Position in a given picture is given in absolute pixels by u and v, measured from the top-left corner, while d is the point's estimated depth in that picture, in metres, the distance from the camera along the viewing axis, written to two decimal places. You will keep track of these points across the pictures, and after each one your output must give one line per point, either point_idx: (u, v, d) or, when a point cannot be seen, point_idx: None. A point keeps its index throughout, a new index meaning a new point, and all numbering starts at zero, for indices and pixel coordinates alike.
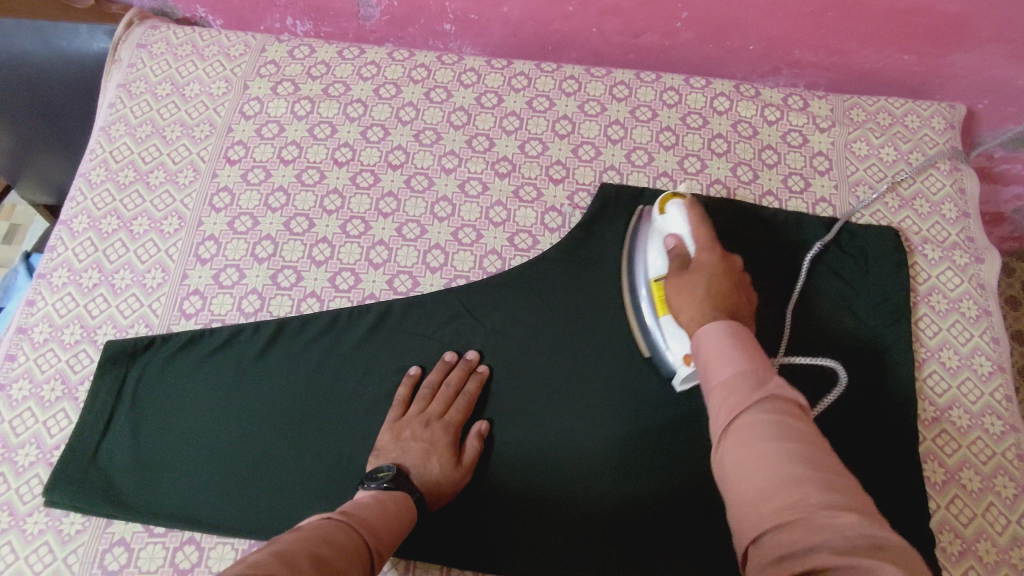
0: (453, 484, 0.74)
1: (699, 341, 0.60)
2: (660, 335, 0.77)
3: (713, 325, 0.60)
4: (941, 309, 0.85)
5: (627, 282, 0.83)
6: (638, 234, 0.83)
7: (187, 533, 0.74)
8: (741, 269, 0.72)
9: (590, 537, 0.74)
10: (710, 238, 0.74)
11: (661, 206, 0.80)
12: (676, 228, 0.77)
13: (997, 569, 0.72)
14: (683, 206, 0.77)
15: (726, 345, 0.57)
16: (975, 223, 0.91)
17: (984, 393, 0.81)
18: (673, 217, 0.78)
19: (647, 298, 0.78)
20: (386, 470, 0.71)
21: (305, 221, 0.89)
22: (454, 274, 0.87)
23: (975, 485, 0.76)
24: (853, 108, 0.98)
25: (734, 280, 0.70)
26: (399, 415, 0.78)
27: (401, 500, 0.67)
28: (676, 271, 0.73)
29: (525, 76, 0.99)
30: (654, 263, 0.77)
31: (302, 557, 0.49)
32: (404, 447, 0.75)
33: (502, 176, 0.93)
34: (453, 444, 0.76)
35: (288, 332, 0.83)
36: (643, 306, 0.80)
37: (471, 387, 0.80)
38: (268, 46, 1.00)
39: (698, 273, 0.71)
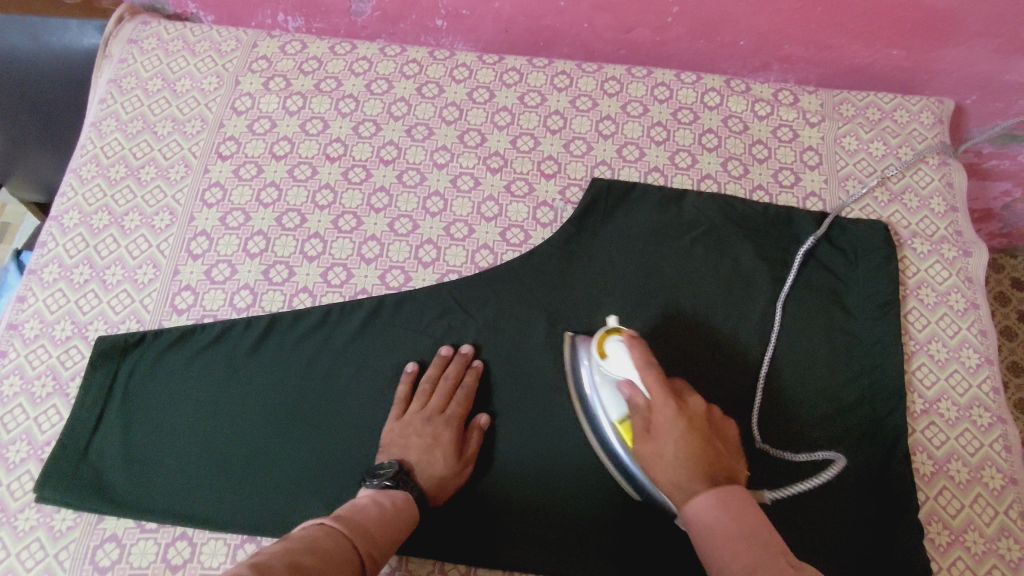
0: (456, 480, 0.75)
1: (694, 524, 0.58)
2: (642, 476, 0.70)
3: (701, 502, 0.57)
4: (930, 303, 0.86)
5: (588, 425, 0.75)
6: (577, 370, 0.77)
7: (179, 529, 0.74)
8: (703, 413, 0.64)
9: (587, 534, 0.74)
10: (662, 379, 0.66)
11: (600, 348, 0.74)
12: (621, 369, 0.70)
13: (985, 559, 0.73)
14: (621, 343, 0.72)
15: (726, 524, 0.55)
16: (963, 217, 0.92)
17: (972, 386, 0.82)
18: (617, 359, 0.71)
19: (619, 442, 0.71)
20: (387, 465, 0.72)
21: (297, 217, 0.89)
22: (446, 269, 0.87)
23: (963, 476, 0.77)
24: (843, 103, 0.98)
25: (706, 434, 0.62)
26: (400, 411, 0.78)
27: (400, 500, 0.68)
28: (642, 432, 0.65)
29: (517, 71, 0.99)
30: (611, 410, 0.71)
31: (280, 564, 0.52)
32: (406, 442, 0.76)
33: (494, 171, 0.93)
34: (457, 440, 0.76)
35: (280, 327, 0.83)
36: (614, 449, 0.72)
37: (469, 381, 0.80)
38: (260, 42, 1.00)
39: (663, 436, 0.62)
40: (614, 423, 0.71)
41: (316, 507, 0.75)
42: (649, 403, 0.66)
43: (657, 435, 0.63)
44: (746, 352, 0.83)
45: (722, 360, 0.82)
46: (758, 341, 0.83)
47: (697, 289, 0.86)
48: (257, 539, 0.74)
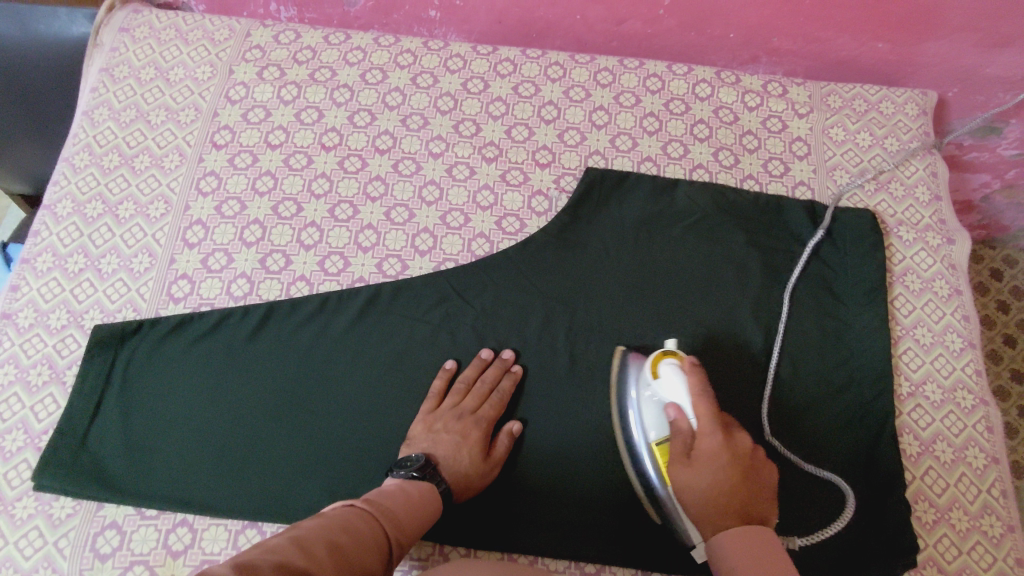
0: (481, 479, 0.75)
1: (715, 549, 0.62)
2: (670, 501, 0.70)
3: (722, 537, 0.61)
4: (915, 289, 0.88)
5: (620, 433, 0.77)
6: (625, 384, 0.78)
7: (179, 516, 0.74)
8: (749, 451, 0.65)
9: (585, 518, 0.75)
10: (711, 412, 0.67)
11: (652, 369, 0.74)
12: (672, 394, 0.71)
13: (969, 535, 0.75)
14: (678, 368, 0.72)
15: (748, 560, 0.59)
16: (946, 206, 0.94)
17: (956, 369, 0.84)
18: (668, 382, 0.72)
19: (651, 465, 0.72)
20: (414, 458, 0.73)
21: (293, 206, 0.89)
22: (443, 257, 0.88)
23: (948, 457, 0.79)
24: (830, 95, 1.00)
25: (743, 469, 0.64)
26: (432, 407, 0.79)
27: (426, 491, 0.68)
28: (677, 455, 0.67)
29: (511, 62, 1.00)
30: (651, 429, 0.72)
31: (319, 543, 0.53)
32: (436, 438, 0.76)
33: (489, 161, 0.94)
34: (485, 440, 0.76)
35: (278, 315, 0.83)
36: (645, 468, 0.73)
37: (504, 385, 0.80)
38: (253, 31, 1.00)
39: (700, 464, 0.64)
40: (652, 444, 0.71)
41: (316, 494, 0.75)
42: (694, 432, 0.67)
43: (699, 468, 0.65)
44: (739, 337, 0.84)
45: (714, 346, 0.84)
46: (751, 326, 0.85)
47: (690, 276, 0.88)
48: (258, 526, 0.74)
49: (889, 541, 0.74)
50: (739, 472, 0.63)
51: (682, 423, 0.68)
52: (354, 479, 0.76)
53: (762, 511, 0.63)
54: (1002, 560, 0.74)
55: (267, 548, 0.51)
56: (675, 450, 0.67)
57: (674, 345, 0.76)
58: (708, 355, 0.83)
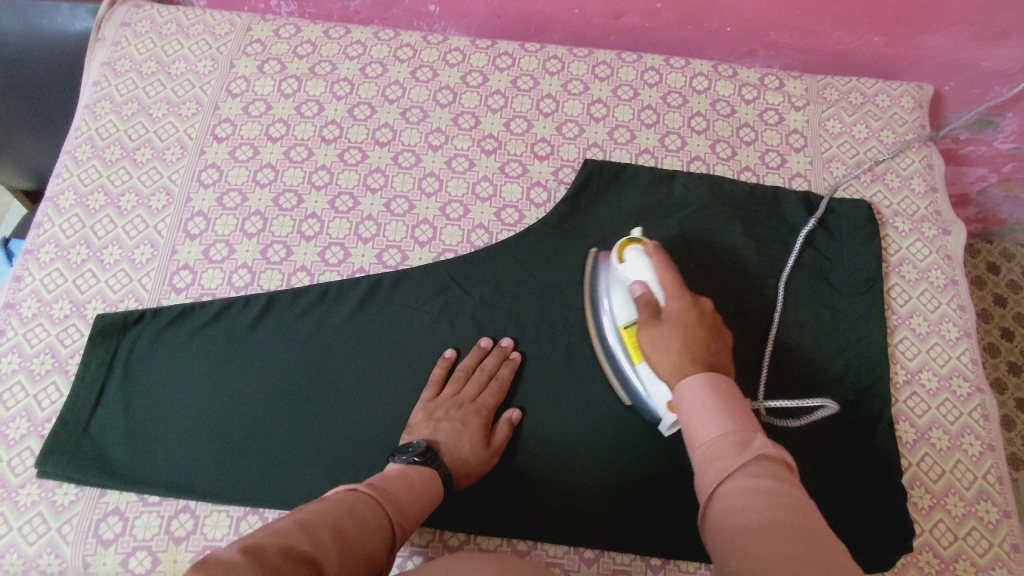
0: (481, 465, 0.75)
1: (682, 397, 0.60)
2: (636, 379, 0.76)
3: (690, 382, 0.60)
4: (911, 279, 0.89)
5: (594, 323, 0.82)
6: (597, 276, 0.83)
7: (182, 502, 0.74)
8: (710, 311, 0.69)
9: (584, 505, 0.76)
10: (676, 283, 0.70)
11: (618, 256, 0.78)
12: (637, 274, 0.75)
13: (964, 521, 0.76)
14: (642, 250, 0.76)
15: (708, 401, 0.58)
16: (942, 197, 0.95)
17: (952, 357, 0.85)
18: (633, 264, 0.75)
19: (619, 346, 0.77)
20: (416, 445, 0.73)
21: (294, 197, 0.90)
22: (442, 248, 0.88)
23: (944, 444, 0.80)
24: (826, 88, 1.01)
25: (708, 326, 0.67)
26: (433, 395, 0.79)
27: (428, 477, 0.69)
28: (646, 319, 0.68)
29: (510, 56, 1.01)
30: (620, 312, 0.77)
31: (324, 528, 0.54)
32: (437, 425, 0.76)
33: (488, 153, 0.94)
34: (486, 427, 0.77)
35: (279, 305, 0.84)
36: (616, 352, 0.78)
37: (503, 373, 0.81)
38: (254, 26, 1.01)
39: (669, 324, 0.66)
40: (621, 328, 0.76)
41: (316, 481, 0.76)
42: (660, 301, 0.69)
43: (667, 328, 0.66)
44: (736, 326, 0.85)
45: None
46: (748, 315, 0.86)
47: (688, 266, 0.88)
48: (259, 512, 0.75)
49: (887, 528, 0.74)
50: (699, 323, 0.66)
51: (647, 296, 0.70)
52: (354, 466, 0.77)
53: (721, 359, 0.65)
54: (997, 546, 0.75)
55: (271, 532, 0.53)
56: (641, 314, 0.69)
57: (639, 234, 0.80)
58: None
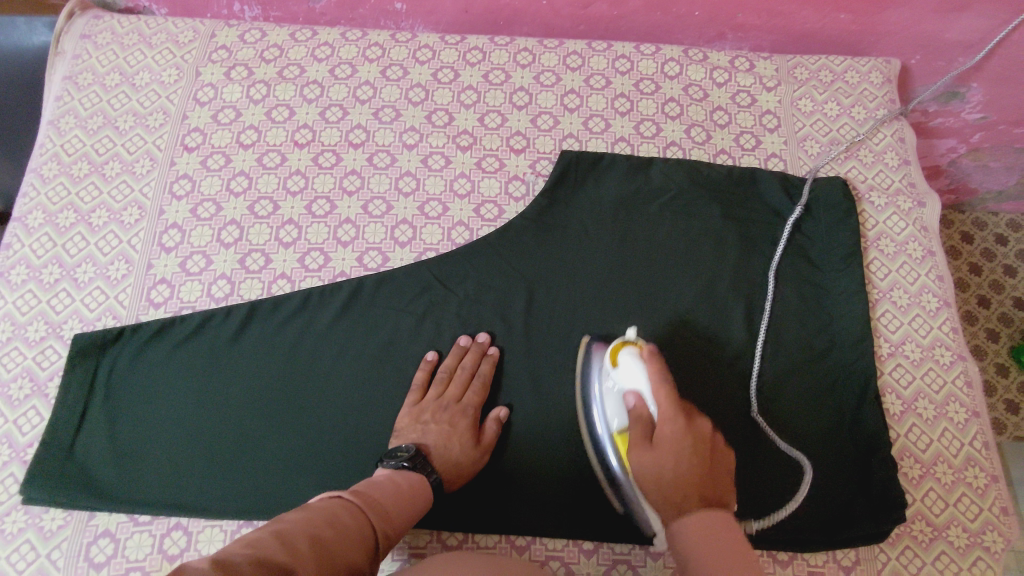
0: (472, 465, 0.75)
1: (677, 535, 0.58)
2: (630, 488, 0.72)
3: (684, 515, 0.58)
4: (890, 252, 0.90)
5: (587, 424, 0.78)
6: (590, 374, 0.79)
7: (173, 519, 0.73)
8: (709, 436, 0.64)
9: (585, 493, 0.76)
10: (671, 398, 0.65)
11: (613, 359, 0.74)
12: (629, 381, 0.71)
13: (954, 488, 0.77)
14: (636, 355, 0.72)
15: (696, 540, 0.56)
16: (916, 169, 0.96)
17: (933, 328, 0.86)
18: (626, 370, 0.71)
19: (613, 451, 0.73)
20: (405, 449, 0.73)
21: (270, 204, 0.89)
22: (424, 247, 0.88)
23: (930, 413, 0.81)
24: (796, 67, 1.02)
25: (707, 455, 0.62)
26: (417, 398, 0.79)
27: (415, 484, 0.69)
28: (639, 438, 0.65)
29: (480, 50, 1.00)
30: (615, 419, 0.72)
31: (302, 537, 0.53)
32: (424, 429, 0.76)
33: (464, 149, 0.94)
34: (473, 426, 0.77)
35: (261, 313, 0.83)
36: (609, 459, 0.74)
37: (484, 370, 0.80)
38: (218, 32, 0.99)
39: (662, 446, 0.62)
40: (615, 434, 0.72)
41: (309, 489, 0.75)
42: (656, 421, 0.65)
43: (659, 454, 0.62)
44: (720, 311, 0.86)
45: (697, 320, 0.85)
46: (731, 298, 0.86)
47: (670, 253, 0.88)
48: (254, 524, 0.74)
49: (879, 497, 0.75)
50: (698, 449, 0.62)
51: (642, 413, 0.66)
52: (348, 471, 0.76)
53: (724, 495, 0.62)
54: (987, 510, 0.76)
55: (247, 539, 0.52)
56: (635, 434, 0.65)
57: (634, 334, 0.76)
58: (691, 329, 0.84)
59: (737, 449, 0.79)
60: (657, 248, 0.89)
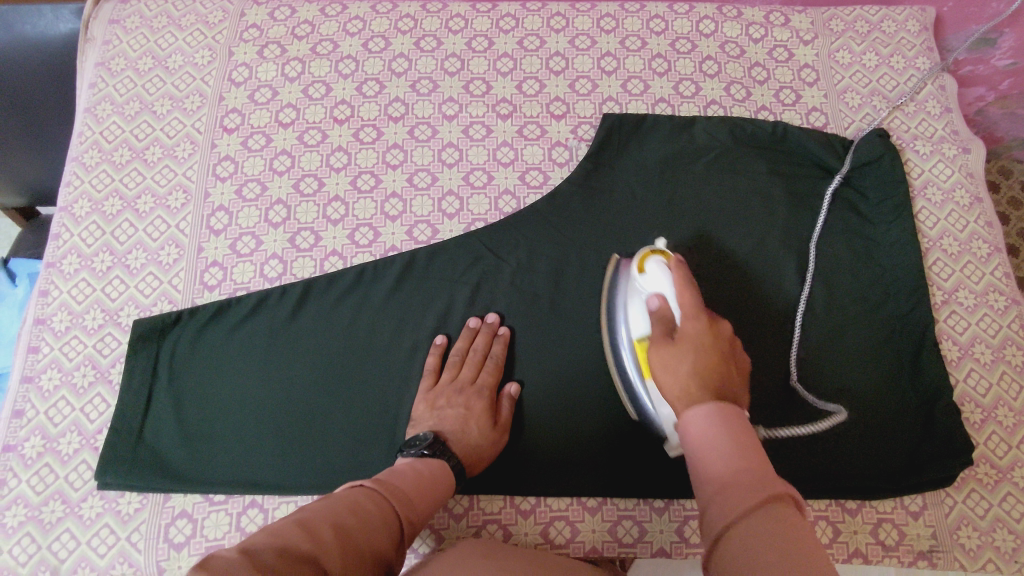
0: (491, 446, 0.75)
1: (688, 428, 0.54)
2: (649, 399, 0.71)
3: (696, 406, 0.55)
4: (937, 201, 0.90)
5: (607, 340, 0.78)
6: (613, 284, 0.79)
7: (249, 498, 0.74)
8: (729, 338, 0.63)
9: (613, 455, 0.78)
10: (696, 302, 0.66)
11: (639, 266, 0.74)
12: (656, 287, 0.71)
13: (1017, 430, 0.78)
14: (664, 264, 0.72)
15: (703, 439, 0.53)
16: (958, 116, 0.95)
17: (986, 273, 0.86)
18: (652, 277, 0.72)
19: (631, 360, 0.73)
20: (423, 437, 0.72)
21: (314, 181, 0.88)
22: (472, 218, 0.87)
23: (988, 357, 0.82)
24: (832, 19, 1.01)
25: (725, 354, 0.61)
26: (431, 384, 0.78)
27: (437, 470, 0.67)
28: (661, 337, 0.64)
29: (513, 17, 0.99)
30: (637, 325, 0.72)
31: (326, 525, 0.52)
32: (441, 415, 0.75)
33: (504, 117, 0.93)
34: (489, 407, 0.76)
35: (317, 290, 0.82)
36: (629, 371, 0.74)
37: (496, 350, 0.80)
38: (247, 11, 0.97)
39: (685, 344, 0.61)
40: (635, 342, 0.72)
41: (379, 462, 0.76)
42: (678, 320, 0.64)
43: (682, 350, 0.61)
44: (772, 268, 0.86)
45: (749, 277, 0.85)
46: (782, 256, 0.86)
47: (720, 213, 0.88)
48: None
49: (945, 445, 0.76)
50: (718, 349, 0.61)
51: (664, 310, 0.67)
52: None
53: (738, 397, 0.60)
54: None
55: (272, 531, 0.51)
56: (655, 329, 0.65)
57: (662, 246, 0.76)
58: (745, 287, 0.85)
59: (782, 404, 0.79)
60: (706, 207, 0.88)
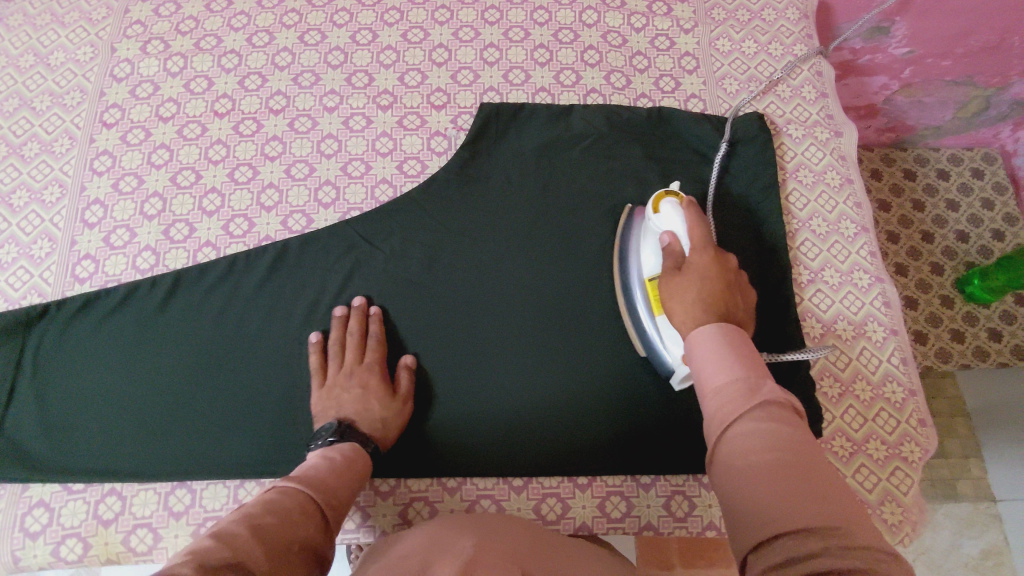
0: (398, 415, 0.77)
1: (692, 347, 0.57)
2: (658, 335, 0.76)
3: (701, 332, 0.57)
4: (809, 183, 0.92)
5: (619, 275, 0.82)
6: (629, 235, 0.82)
7: (107, 486, 0.75)
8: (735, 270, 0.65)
9: (480, 435, 0.79)
10: (706, 233, 0.68)
11: (655, 207, 0.77)
12: (671, 225, 0.73)
13: (873, 403, 0.81)
14: (677, 204, 0.74)
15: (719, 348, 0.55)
16: (833, 101, 0.97)
17: (852, 253, 0.88)
18: (667, 217, 0.74)
19: (642, 300, 0.77)
20: (327, 427, 0.73)
21: (192, 174, 0.89)
22: (347, 207, 0.88)
23: (849, 334, 0.84)
24: (714, 8, 1.02)
25: (730, 283, 0.63)
26: (321, 380, 0.78)
27: (349, 452, 0.69)
28: (670, 270, 0.66)
29: (398, 10, 1.00)
30: (648, 262, 0.77)
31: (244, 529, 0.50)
32: (339, 402, 0.76)
33: (385, 108, 0.94)
34: (385, 381, 0.78)
35: (187, 281, 0.83)
36: (640, 308, 0.78)
37: (374, 329, 0.81)
38: (131, 7, 0.98)
39: (693, 270, 0.64)
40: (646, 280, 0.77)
41: (239, 448, 0.76)
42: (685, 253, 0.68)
43: (688, 278, 0.64)
44: None
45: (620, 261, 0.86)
46: None
47: (593, 199, 0.89)
48: (187, 485, 0.75)
49: (801, 415, 0.78)
50: (722, 276, 0.63)
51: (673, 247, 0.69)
52: (276, 429, 0.77)
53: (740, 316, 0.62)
54: (904, 422, 0.80)
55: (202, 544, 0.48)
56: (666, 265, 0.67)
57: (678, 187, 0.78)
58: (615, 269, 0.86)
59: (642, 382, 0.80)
60: (580, 194, 0.90)
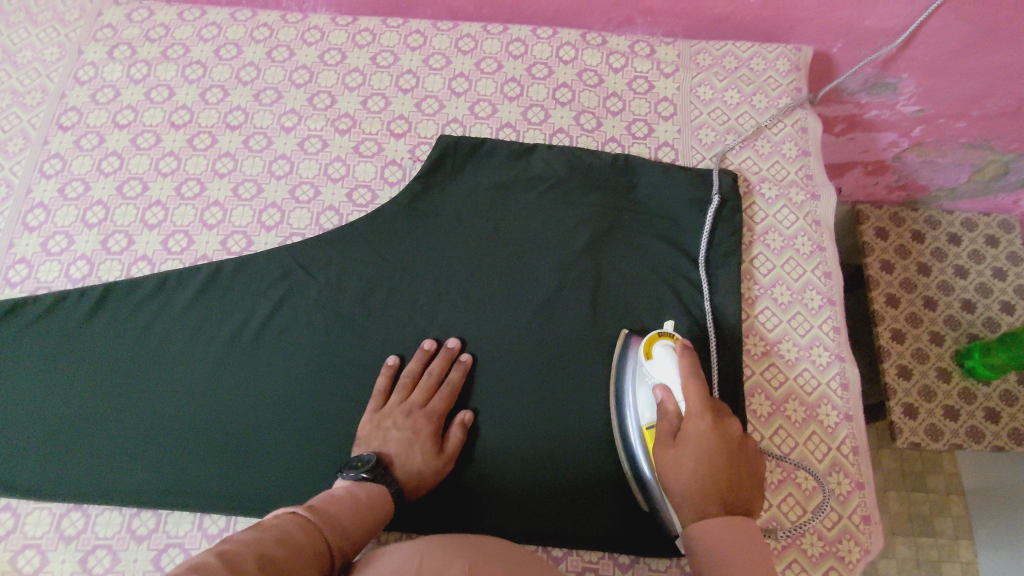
0: (435, 472, 0.72)
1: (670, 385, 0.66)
2: (655, 484, 0.69)
3: (704, 517, 0.57)
4: (777, 247, 0.86)
5: (614, 416, 0.75)
6: (621, 363, 0.76)
7: (3, 501, 0.73)
8: (738, 437, 0.61)
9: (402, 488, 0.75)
10: (700, 392, 0.63)
11: (646, 349, 0.72)
12: (662, 375, 0.69)
13: (815, 494, 0.75)
14: (671, 349, 0.70)
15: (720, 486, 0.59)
16: (815, 161, 0.91)
17: (813, 327, 0.82)
18: (659, 365, 0.69)
19: (640, 450, 0.70)
20: (365, 459, 0.69)
21: (139, 185, 0.88)
22: (290, 232, 0.86)
23: (799, 416, 0.78)
24: (700, 53, 0.98)
25: (733, 459, 0.59)
26: (379, 405, 0.76)
27: (376, 496, 0.63)
28: (664, 435, 0.63)
29: (370, 32, 0.97)
30: (644, 411, 0.70)
31: (249, 558, 0.47)
32: (384, 437, 0.72)
33: (342, 132, 0.91)
34: (436, 434, 0.73)
35: (115, 296, 0.82)
36: (637, 455, 0.71)
37: (453, 376, 0.77)
38: (105, 10, 0.98)
39: (687, 444, 0.60)
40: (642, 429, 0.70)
41: (138, 476, 0.74)
42: (679, 414, 0.63)
43: (683, 455, 0.60)
44: (586, 302, 0.82)
45: (563, 315, 0.82)
46: (605, 292, 0.83)
47: (544, 245, 0.85)
48: (83, 508, 0.73)
49: None
50: (722, 453, 0.59)
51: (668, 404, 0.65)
52: (179, 458, 0.75)
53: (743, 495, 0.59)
54: (846, 518, 0.74)
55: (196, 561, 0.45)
56: (660, 429, 0.63)
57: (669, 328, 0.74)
58: (549, 326, 0.81)
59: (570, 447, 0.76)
60: (529, 241, 0.86)
